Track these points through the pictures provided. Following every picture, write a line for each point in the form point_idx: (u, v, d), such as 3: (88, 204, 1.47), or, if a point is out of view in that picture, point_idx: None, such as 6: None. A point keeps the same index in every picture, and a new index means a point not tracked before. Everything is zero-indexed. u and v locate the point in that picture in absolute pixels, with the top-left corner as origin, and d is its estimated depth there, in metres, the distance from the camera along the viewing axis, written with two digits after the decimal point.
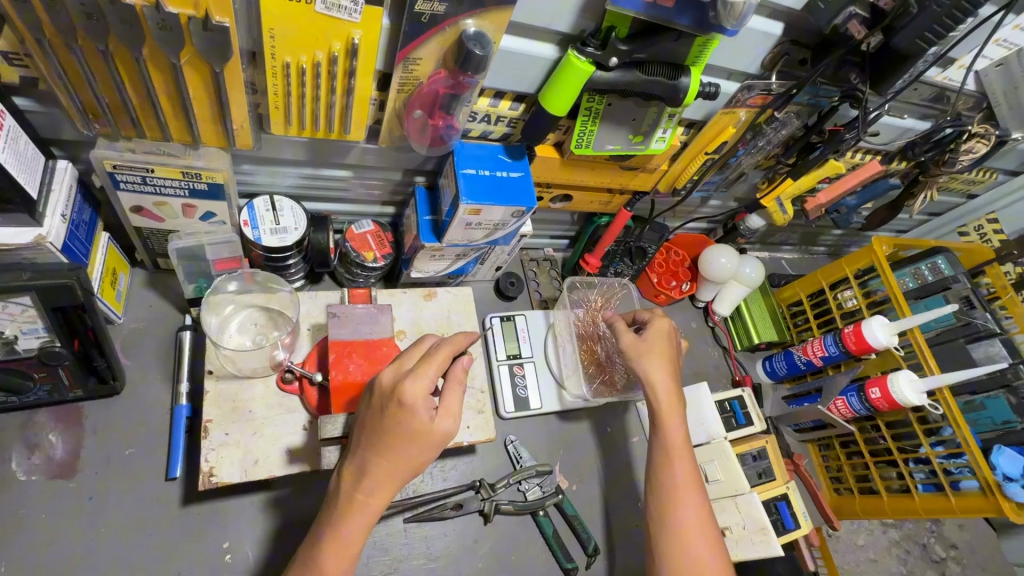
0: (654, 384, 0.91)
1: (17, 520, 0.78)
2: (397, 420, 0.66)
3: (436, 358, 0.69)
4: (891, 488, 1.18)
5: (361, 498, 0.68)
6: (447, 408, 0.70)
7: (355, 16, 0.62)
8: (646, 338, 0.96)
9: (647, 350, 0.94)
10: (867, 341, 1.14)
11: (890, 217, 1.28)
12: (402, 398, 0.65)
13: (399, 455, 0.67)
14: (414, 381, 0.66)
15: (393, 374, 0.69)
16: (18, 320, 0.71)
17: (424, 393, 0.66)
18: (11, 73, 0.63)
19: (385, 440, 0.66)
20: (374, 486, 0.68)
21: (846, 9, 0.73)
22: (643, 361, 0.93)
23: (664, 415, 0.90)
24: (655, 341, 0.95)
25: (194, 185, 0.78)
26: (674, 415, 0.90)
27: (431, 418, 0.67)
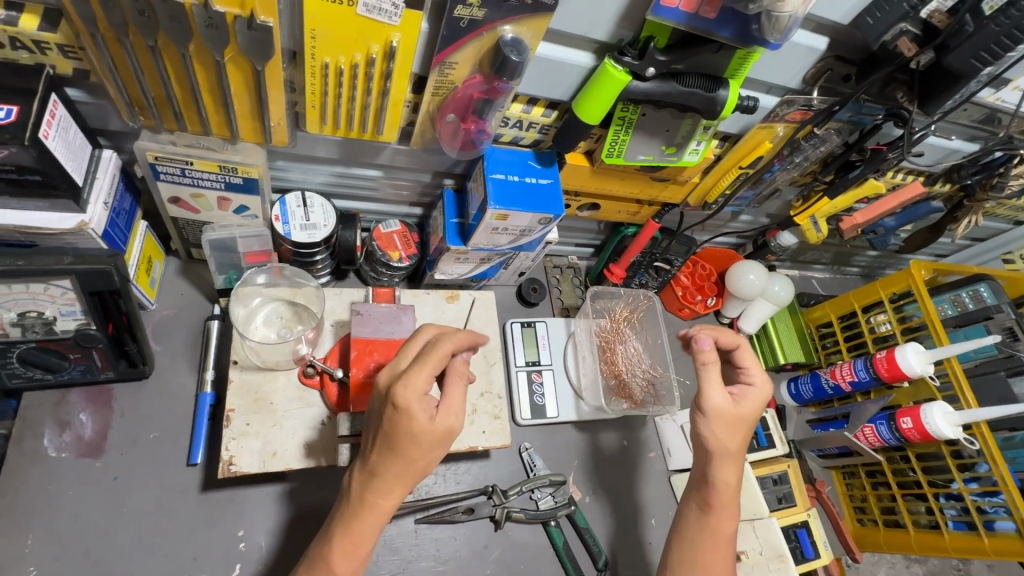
0: (725, 468, 0.82)
1: (47, 495, 0.81)
2: (396, 422, 0.65)
3: (431, 359, 0.68)
4: (919, 523, 1.13)
5: (371, 499, 0.68)
6: (449, 405, 0.69)
7: (394, 19, 0.62)
8: (739, 412, 0.84)
9: (729, 429, 0.82)
10: (899, 368, 1.10)
11: (930, 239, 1.22)
12: (396, 401, 0.65)
13: (403, 456, 0.67)
14: (407, 383, 0.65)
15: (389, 375, 0.69)
16: (58, 302, 0.74)
17: (420, 393, 0.66)
18: (66, 65, 0.66)
19: (389, 442, 0.66)
20: (383, 487, 0.68)
21: (896, 25, 0.70)
22: (727, 443, 0.82)
23: (721, 503, 0.82)
24: (746, 415, 0.84)
25: (230, 179, 0.79)
26: (730, 504, 0.83)
27: (432, 419, 0.67)
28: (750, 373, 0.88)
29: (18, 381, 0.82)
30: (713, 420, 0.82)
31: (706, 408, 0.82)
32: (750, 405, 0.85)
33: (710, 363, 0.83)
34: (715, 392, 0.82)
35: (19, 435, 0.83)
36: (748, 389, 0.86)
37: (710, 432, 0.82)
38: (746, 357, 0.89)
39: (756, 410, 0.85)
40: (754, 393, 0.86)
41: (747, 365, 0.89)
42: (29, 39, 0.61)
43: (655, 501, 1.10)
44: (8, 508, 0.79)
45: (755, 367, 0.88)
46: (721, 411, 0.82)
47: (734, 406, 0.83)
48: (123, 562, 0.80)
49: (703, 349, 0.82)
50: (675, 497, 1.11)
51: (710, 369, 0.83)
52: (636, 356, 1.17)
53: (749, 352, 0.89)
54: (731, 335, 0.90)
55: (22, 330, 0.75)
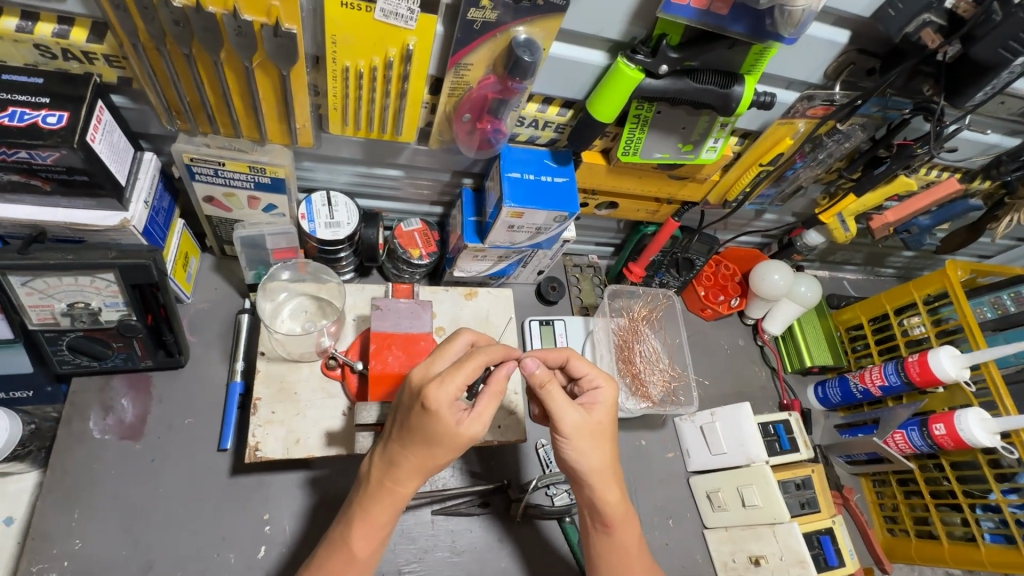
0: (606, 487, 0.77)
1: (91, 473, 0.87)
2: (423, 421, 0.67)
3: (466, 366, 0.69)
4: (954, 535, 1.09)
5: (389, 485, 0.71)
6: (478, 413, 0.69)
7: (410, 24, 0.65)
8: (595, 425, 0.76)
9: (591, 445, 0.76)
10: (932, 372, 1.06)
11: (969, 239, 1.17)
12: (426, 402, 0.66)
13: (426, 452, 0.69)
14: (439, 387, 0.67)
15: (422, 374, 0.71)
16: (103, 294, 0.79)
17: (451, 397, 0.67)
18: (111, 74, 0.71)
19: (412, 437, 0.68)
20: (402, 477, 0.71)
21: (919, 17, 0.68)
22: (595, 461, 0.76)
23: (618, 521, 0.79)
24: (600, 429, 0.77)
25: (259, 179, 0.84)
26: (628, 520, 0.80)
27: (458, 421, 0.68)
28: (593, 377, 0.80)
29: (67, 367, 0.88)
30: (576, 440, 0.75)
31: (567, 431, 0.74)
32: (602, 412, 0.78)
33: (548, 384, 0.74)
34: (568, 412, 0.74)
35: (68, 417, 0.90)
36: (591, 400, 0.79)
37: (575, 451, 0.75)
38: (579, 367, 0.81)
39: (611, 415, 0.79)
40: (603, 397, 0.79)
41: (583, 374, 0.81)
42: (78, 50, 0.67)
43: (673, 500, 1.12)
44: (57, 484, 0.85)
45: (592, 371, 0.80)
46: (578, 428, 0.74)
47: (588, 417, 0.76)
48: (159, 539, 0.85)
49: (535, 371, 0.73)
50: (695, 498, 1.13)
51: (552, 390, 0.74)
52: (655, 355, 1.17)
53: (582, 361, 0.81)
54: (559, 351, 0.81)
55: (71, 319, 0.81)
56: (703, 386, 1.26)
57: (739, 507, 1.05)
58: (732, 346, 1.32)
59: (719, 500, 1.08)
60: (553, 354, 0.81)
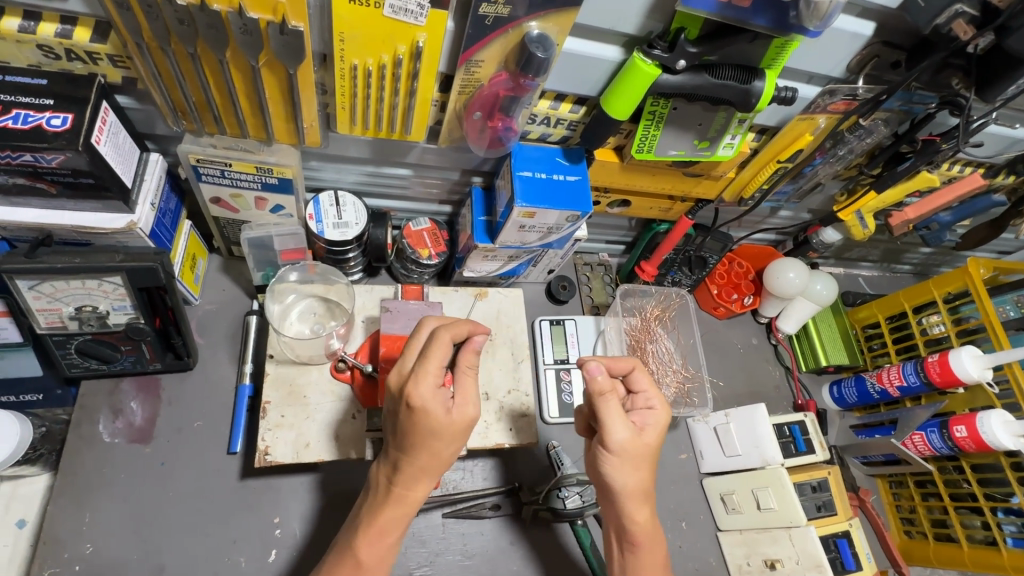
0: (638, 505, 0.76)
1: (101, 477, 0.86)
2: (414, 421, 0.66)
3: (434, 352, 0.67)
4: (973, 538, 1.06)
5: (399, 491, 0.70)
6: (463, 395, 0.69)
7: (420, 19, 0.63)
8: (641, 445, 0.75)
9: (633, 466, 0.75)
10: (953, 373, 1.03)
11: (991, 236, 1.14)
12: (410, 401, 0.65)
13: (427, 452, 0.68)
14: (417, 383, 0.65)
15: (397, 375, 0.69)
16: (111, 297, 0.78)
17: (432, 390, 0.66)
18: (115, 73, 0.69)
19: (406, 438, 0.67)
20: (408, 481, 0.70)
21: (950, 9, 0.65)
22: (630, 480, 0.75)
23: (645, 539, 0.78)
24: (644, 450, 0.76)
25: (266, 179, 0.82)
26: (655, 537, 0.79)
27: (448, 411, 0.67)
28: (650, 396, 0.80)
29: (76, 370, 0.88)
30: (620, 457, 0.74)
31: (613, 445, 0.74)
32: (652, 435, 0.76)
33: (608, 393, 0.74)
34: (619, 426, 0.74)
35: (77, 420, 0.89)
36: (648, 417, 0.78)
37: (613, 467, 0.75)
38: (641, 380, 0.81)
39: (659, 439, 0.77)
40: (654, 419, 0.78)
41: (642, 390, 0.80)
42: (82, 50, 0.66)
43: (686, 503, 1.10)
44: (67, 488, 0.85)
45: (651, 389, 0.81)
46: (626, 447, 0.74)
47: (638, 437, 0.75)
48: (169, 543, 0.85)
49: (597, 377, 0.73)
50: (709, 500, 1.11)
51: (609, 400, 0.74)
52: (668, 356, 1.15)
53: (644, 374, 0.81)
54: (626, 360, 0.81)
55: (79, 323, 0.81)
56: (716, 386, 1.24)
57: (754, 509, 1.03)
58: (746, 345, 1.29)
59: (733, 502, 1.06)
60: (619, 363, 0.81)
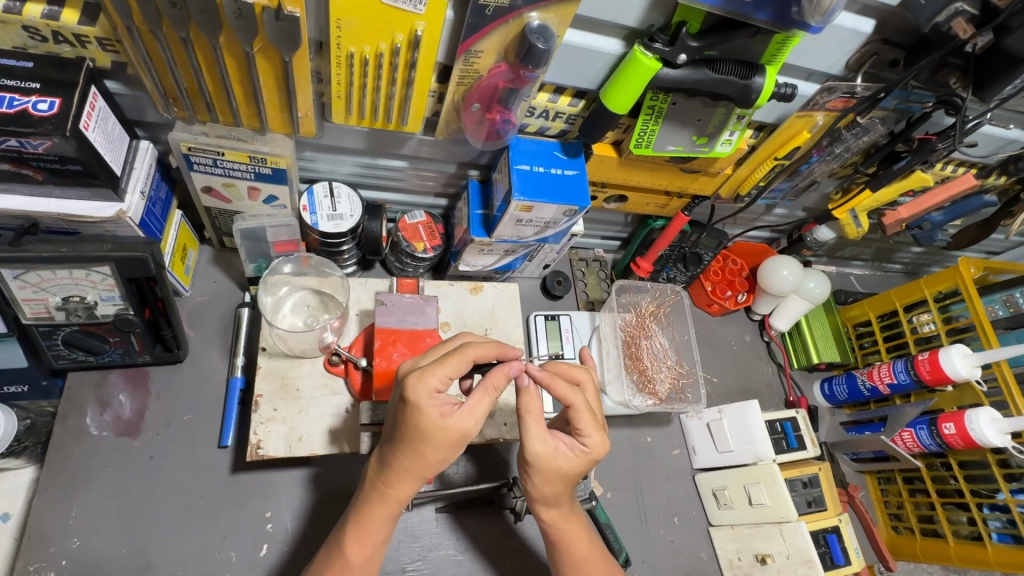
0: (546, 507, 0.77)
1: (89, 470, 0.85)
2: (405, 415, 0.64)
3: (453, 360, 0.67)
4: (959, 534, 1.08)
5: (381, 486, 0.69)
6: (471, 408, 0.66)
7: (419, 8, 0.62)
8: (556, 467, 0.72)
9: (547, 482, 0.73)
10: (943, 371, 1.04)
11: (981, 236, 1.15)
12: (407, 395, 0.64)
13: (415, 451, 0.66)
14: (419, 379, 0.64)
15: (411, 365, 0.71)
16: (99, 288, 0.76)
17: (431, 390, 0.64)
18: (105, 58, 0.68)
19: (394, 429, 0.67)
20: (395, 479, 0.68)
21: (951, 7, 0.65)
22: (546, 493, 0.74)
23: (560, 538, 0.79)
24: (564, 472, 0.72)
25: (260, 169, 0.81)
26: (575, 538, 0.79)
27: (445, 416, 0.65)
28: (587, 432, 0.73)
29: (62, 362, 0.86)
30: (535, 473, 0.72)
31: (529, 461, 0.71)
32: (566, 461, 0.72)
33: (524, 415, 0.70)
34: (536, 445, 0.70)
35: (64, 413, 0.87)
36: (575, 448, 0.73)
37: (530, 479, 0.73)
38: (580, 416, 0.73)
39: (581, 467, 0.73)
40: (583, 449, 0.73)
41: (579, 425, 0.73)
42: (70, 32, 0.64)
43: (678, 499, 1.11)
44: (52, 482, 0.83)
45: (591, 425, 0.73)
46: (541, 464, 0.71)
47: (557, 458, 0.71)
48: (157, 538, 0.83)
49: (526, 390, 0.69)
50: (701, 496, 1.12)
51: (525, 421, 0.70)
52: (662, 352, 1.15)
53: (582, 411, 0.73)
54: (566, 390, 0.73)
55: (66, 314, 0.79)
56: (709, 383, 1.24)
57: (746, 505, 1.04)
58: (739, 341, 1.30)
59: (725, 498, 1.07)
60: (558, 387, 0.73)
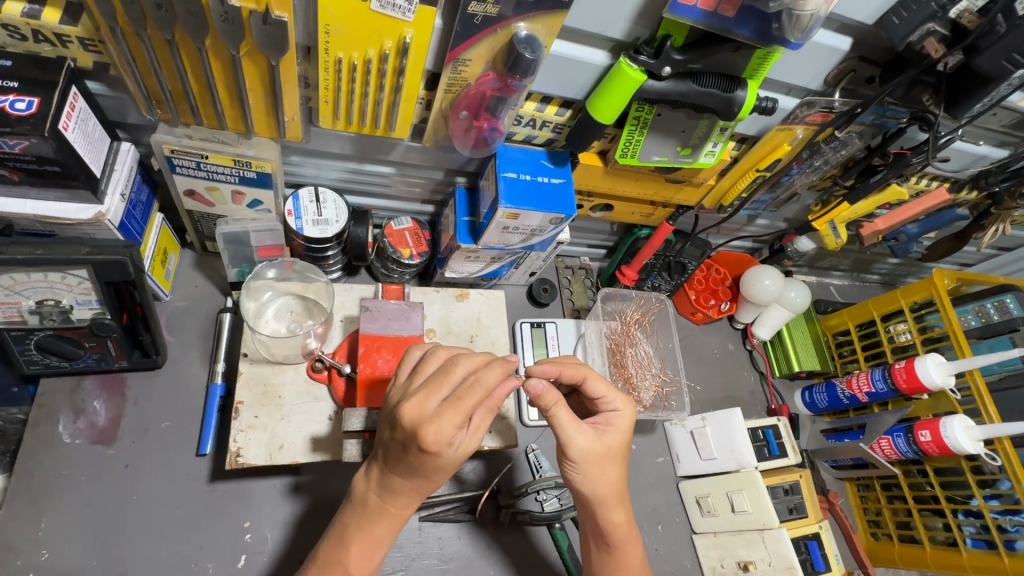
0: (612, 508, 0.76)
1: (60, 479, 0.82)
2: (422, 458, 0.62)
3: (464, 403, 0.61)
4: (935, 539, 1.10)
5: (386, 506, 0.68)
6: (476, 428, 0.65)
7: (408, 15, 0.62)
8: (606, 449, 0.74)
9: (599, 468, 0.74)
10: (919, 380, 1.06)
11: (954, 248, 1.19)
12: (423, 446, 0.60)
13: (423, 479, 0.66)
14: (436, 429, 0.60)
15: (417, 411, 0.61)
16: (75, 291, 0.74)
17: (450, 436, 0.61)
18: (86, 58, 0.67)
19: (409, 468, 0.64)
20: (395, 498, 0.68)
21: (922, 27, 0.67)
22: (600, 483, 0.74)
23: (620, 542, 0.78)
24: (615, 451, 0.75)
25: (244, 173, 0.80)
26: (632, 542, 0.79)
27: (455, 450, 0.63)
28: (612, 399, 0.78)
29: (35, 368, 0.84)
30: (584, 465, 0.73)
31: (575, 454, 0.72)
32: (615, 437, 0.76)
33: (555, 406, 0.71)
34: (577, 432, 0.72)
35: (36, 420, 0.85)
36: (608, 417, 0.77)
37: (583, 476, 0.74)
38: (597, 387, 0.77)
39: (624, 438, 0.77)
40: (619, 420, 0.77)
41: (601, 395, 0.77)
42: (50, 31, 0.63)
43: (662, 506, 1.11)
44: (21, 492, 0.81)
45: (611, 392, 0.78)
46: (586, 454, 0.73)
47: (599, 442, 0.74)
48: (132, 549, 0.81)
49: (545, 391, 0.69)
50: (684, 504, 1.12)
51: (558, 412, 0.71)
52: (647, 360, 1.17)
53: (598, 380, 0.77)
54: (577, 368, 0.76)
55: (40, 317, 0.77)
56: (694, 390, 1.26)
57: (729, 512, 1.05)
58: (722, 350, 1.32)
59: (708, 505, 1.07)
60: (568, 370, 0.76)
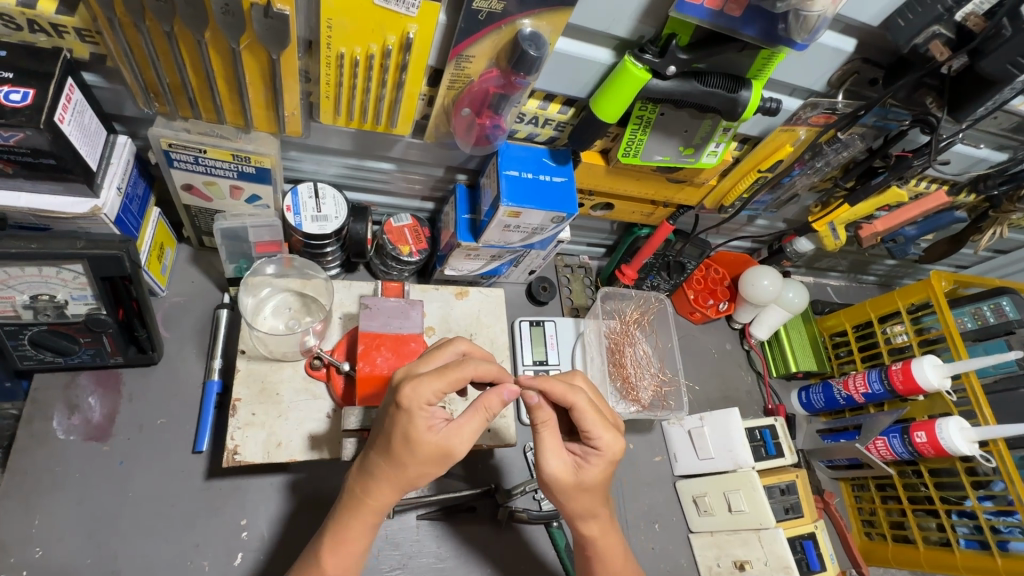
0: (587, 525, 0.76)
1: (54, 476, 0.81)
2: (396, 422, 0.63)
3: (450, 374, 0.64)
4: (929, 540, 1.11)
5: (360, 494, 0.67)
6: (458, 425, 0.65)
7: (412, 10, 0.62)
8: (579, 481, 0.72)
9: (573, 496, 0.73)
10: (915, 381, 1.07)
11: (950, 251, 1.19)
12: (400, 402, 0.63)
13: (396, 462, 0.64)
14: (414, 389, 0.63)
15: (406, 373, 0.67)
16: (70, 286, 0.73)
17: (428, 401, 0.63)
18: (83, 49, 0.66)
19: (384, 440, 0.65)
20: (372, 488, 0.66)
21: (928, 30, 0.67)
22: (572, 507, 0.74)
23: (595, 553, 0.78)
24: (591, 485, 0.73)
25: (243, 168, 0.79)
26: (610, 548, 0.78)
27: (430, 429, 0.64)
28: (597, 433, 0.73)
29: (28, 363, 0.83)
30: (554, 489, 0.73)
31: (547, 478, 0.72)
32: (592, 471, 0.73)
33: (544, 426, 0.72)
34: (552, 458, 0.72)
35: (29, 416, 0.84)
36: (592, 454, 0.74)
37: (555, 496, 0.74)
38: (585, 417, 0.73)
39: (603, 475, 0.73)
40: (602, 456, 0.73)
41: (589, 428, 0.73)
42: (47, 21, 0.62)
43: (658, 505, 1.11)
44: (15, 488, 0.80)
45: (601, 426, 0.73)
46: (557, 482, 0.72)
47: (574, 475, 0.72)
48: (127, 547, 0.80)
49: (538, 406, 0.70)
50: (681, 502, 1.12)
51: (543, 433, 0.72)
52: (646, 359, 1.17)
53: (586, 413, 0.72)
54: (566, 392, 0.72)
55: (34, 313, 0.76)
56: (692, 390, 1.26)
57: (725, 511, 1.05)
58: (720, 349, 1.32)
59: (705, 504, 1.08)
60: (555, 390, 0.72)
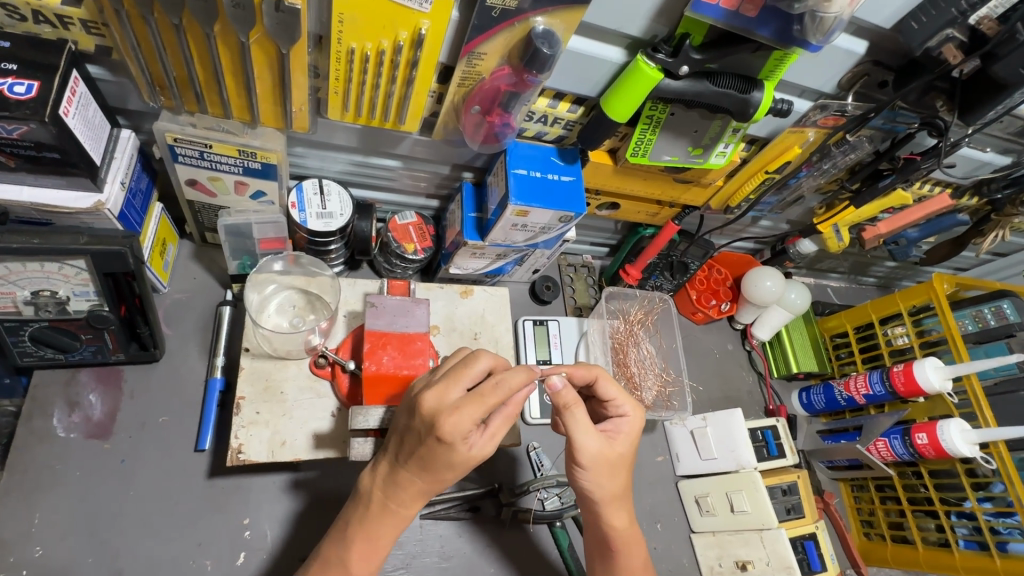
0: (616, 512, 0.76)
1: (54, 475, 0.80)
2: (435, 450, 0.62)
3: (488, 399, 0.61)
4: (928, 540, 1.11)
5: (393, 507, 0.67)
6: (492, 435, 0.65)
7: (425, 6, 0.61)
8: (613, 455, 0.73)
9: (607, 474, 0.73)
10: (917, 383, 1.08)
11: (952, 252, 1.20)
12: (440, 435, 0.60)
13: (433, 476, 0.65)
14: (454, 421, 0.60)
15: (436, 401, 0.61)
16: (72, 282, 0.72)
17: (468, 430, 0.61)
18: (88, 41, 0.65)
19: (420, 461, 0.64)
20: (405, 497, 0.67)
21: (941, 33, 0.67)
22: (607, 488, 0.74)
23: (621, 544, 0.77)
24: (622, 459, 0.75)
25: (248, 164, 0.78)
26: (634, 543, 0.78)
27: (469, 448, 0.63)
28: (620, 403, 0.77)
29: (28, 359, 0.81)
30: (594, 471, 0.73)
31: (584, 461, 0.72)
32: (624, 445, 0.75)
33: (574, 406, 0.71)
34: (588, 437, 0.71)
35: (28, 413, 0.83)
36: (619, 426, 0.76)
37: (590, 481, 0.74)
38: (608, 389, 0.77)
39: (632, 446, 0.76)
40: (626, 426, 0.76)
41: (611, 398, 0.77)
42: (52, 12, 0.61)
43: (661, 505, 1.11)
44: (14, 486, 0.79)
45: (621, 396, 0.77)
46: (598, 458, 0.72)
47: (610, 447, 0.73)
48: (128, 546, 0.79)
49: (563, 389, 0.70)
50: (683, 502, 1.12)
51: (575, 412, 0.71)
52: (649, 359, 1.17)
53: (610, 382, 0.77)
54: (588, 369, 0.76)
55: (35, 309, 0.74)
56: (694, 390, 1.26)
57: (727, 511, 1.05)
58: (722, 350, 1.32)
59: (708, 505, 1.08)
60: (579, 372, 0.76)
